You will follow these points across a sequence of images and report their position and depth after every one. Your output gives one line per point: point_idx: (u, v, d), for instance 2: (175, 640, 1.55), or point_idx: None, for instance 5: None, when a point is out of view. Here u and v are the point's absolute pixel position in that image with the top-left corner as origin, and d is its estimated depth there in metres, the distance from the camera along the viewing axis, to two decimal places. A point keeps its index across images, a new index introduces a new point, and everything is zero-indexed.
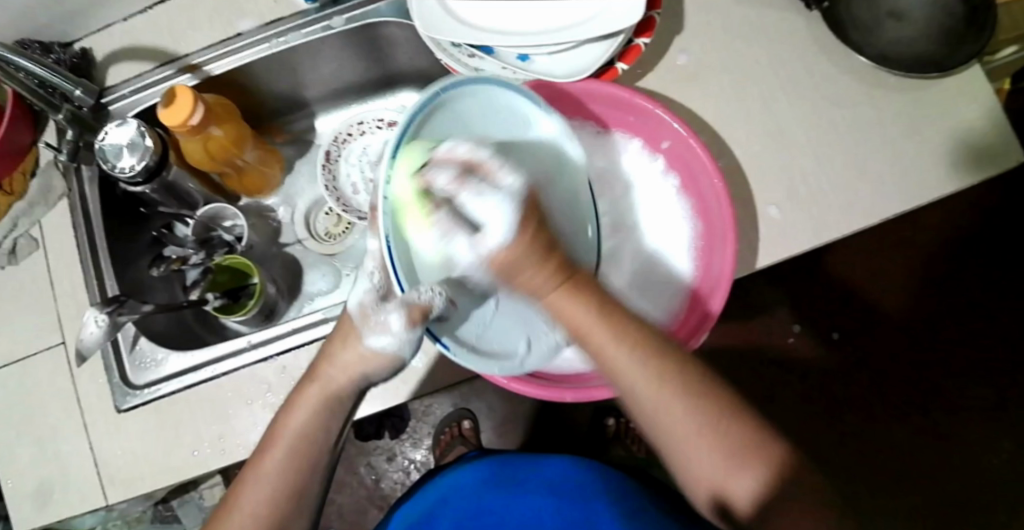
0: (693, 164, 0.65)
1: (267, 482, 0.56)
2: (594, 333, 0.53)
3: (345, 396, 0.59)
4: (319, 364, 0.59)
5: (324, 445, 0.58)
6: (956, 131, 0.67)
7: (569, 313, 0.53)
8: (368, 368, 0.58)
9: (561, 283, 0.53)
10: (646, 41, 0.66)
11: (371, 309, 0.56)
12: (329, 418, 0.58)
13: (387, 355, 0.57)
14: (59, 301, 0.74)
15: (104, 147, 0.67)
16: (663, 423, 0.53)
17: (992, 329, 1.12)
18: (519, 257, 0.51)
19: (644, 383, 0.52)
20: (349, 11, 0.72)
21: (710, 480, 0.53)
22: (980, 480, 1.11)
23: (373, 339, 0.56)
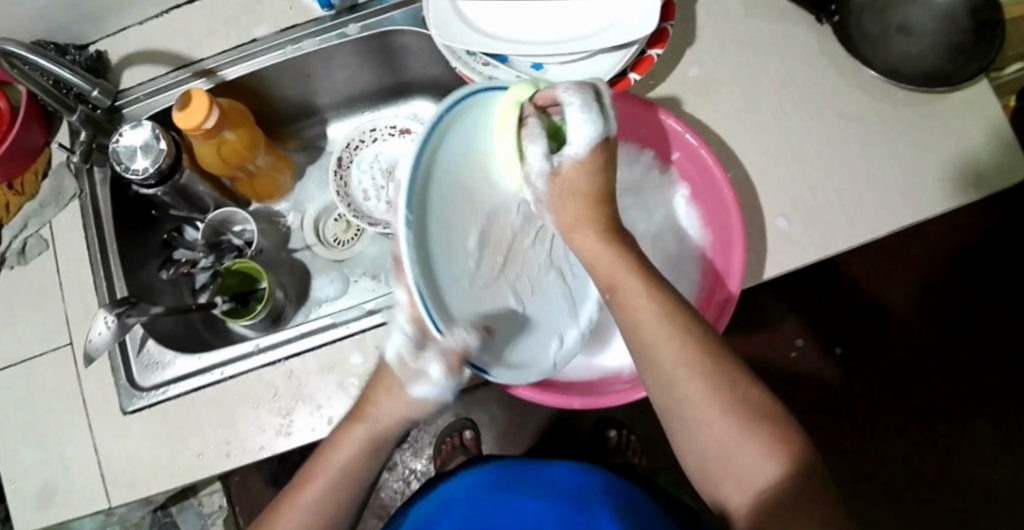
0: (704, 176, 0.65)
1: (301, 517, 0.57)
2: (625, 281, 0.55)
3: (388, 439, 0.59)
4: (366, 405, 0.59)
5: (359, 486, 0.58)
6: (965, 146, 0.67)
7: (598, 257, 0.56)
8: (408, 412, 0.58)
9: (599, 229, 0.57)
10: (658, 52, 0.66)
11: (411, 362, 0.56)
12: (368, 460, 0.58)
13: (431, 400, 0.57)
14: (68, 301, 0.74)
15: (118, 148, 0.67)
16: (688, 404, 0.52)
17: (998, 348, 1.11)
18: (578, 179, 0.56)
19: (657, 308, 0.53)
20: (364, 19, 0.72)
21: (731, 468, 0.50)
22: (983, 498, 1.09)
23: (414, 389, 0.57)
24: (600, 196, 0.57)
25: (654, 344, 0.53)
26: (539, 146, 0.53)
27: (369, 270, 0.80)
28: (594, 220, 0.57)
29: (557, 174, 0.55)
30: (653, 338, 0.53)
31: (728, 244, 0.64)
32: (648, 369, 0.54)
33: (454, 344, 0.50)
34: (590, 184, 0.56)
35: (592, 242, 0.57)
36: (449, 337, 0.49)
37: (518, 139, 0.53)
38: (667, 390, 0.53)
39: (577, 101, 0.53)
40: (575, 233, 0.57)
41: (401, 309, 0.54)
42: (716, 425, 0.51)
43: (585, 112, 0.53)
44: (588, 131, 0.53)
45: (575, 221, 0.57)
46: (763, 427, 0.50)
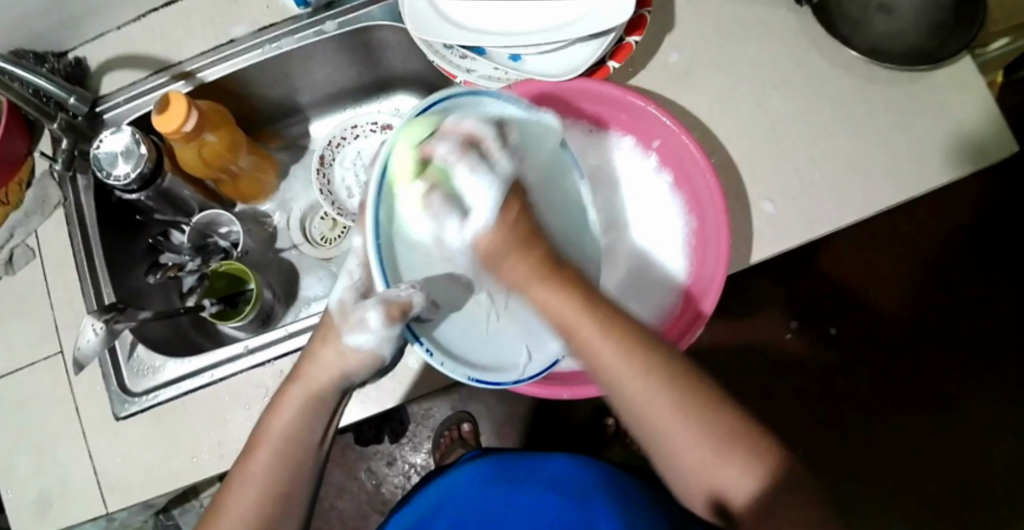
0: (686, 162, 0.64)
1: (255, 479, 0.55)
2: (581, 326, 0.53)
3: (328, 397, 0.58)
4: (301, 365, 0.59)
5: (308, 449, 0.57)
6: (947, 124, 0.67)
7: (556, 306, 0.54)
8: (347, 367, 0.58)
9: (546, 274, 0.54)
10: (637, 39, 0.66)
11: (352, 307, 0.56)
12: (312, 416, 0.57)
13: (366, 353, 0.57)
14: (57, 310, 0.74)
15: (99, 155, 0.67)
16: (663, 430, 0.53)
17: (992, 323, 1.11)
18: (503, 243, 0.54)
19: (611, 351, 0.52)
20: (341, 15, 0.72)
21: (710, 480, 0.53)
22: (981, 472, 1.10)
23: (351, 337, 0.56)
24: (535, 239, 0.55)
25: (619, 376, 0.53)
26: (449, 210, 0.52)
27: None
28: (535, 267, 0.54)
29: (475, 245, 0.54)
30: (617, 372, 0.53)
31: (711, 233, 0.63)
32: (617, 399, 0.54)
33: (397, 299, 0.51)
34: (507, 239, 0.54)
35: (547, 294, 0.54)
36: (393, 296, 0.51)
37: (424, 201, 0.52)
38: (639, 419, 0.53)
39: (463, 164, 0.51)
40: (531, 288, 0.54)
41: (354, 256, 0.57)
42: (690, 445, 0.52)
43: (483, 177, 0.52)
44: (485, 193, 0.52)
45: (521, 276, 0.54)
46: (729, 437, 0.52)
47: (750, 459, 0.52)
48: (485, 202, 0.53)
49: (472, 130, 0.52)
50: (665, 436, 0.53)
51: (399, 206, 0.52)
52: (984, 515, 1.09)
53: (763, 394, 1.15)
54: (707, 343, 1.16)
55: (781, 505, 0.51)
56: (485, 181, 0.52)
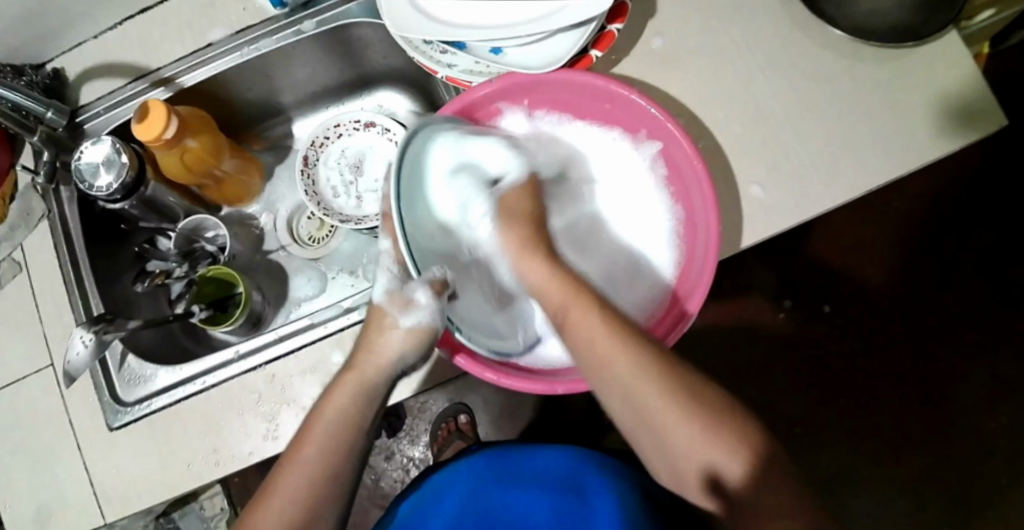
0: (674, 152, 0.63)
1: (306, 462, 0.56)
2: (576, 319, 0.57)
3: (380, 385, 0.61)
4: (357, 353, 0.61)
5: (358, 432, 0.58)
6: (932, 100, 0.66)
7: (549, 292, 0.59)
8: (405, 347, 0.61)
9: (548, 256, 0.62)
10: (618, 27, 0.65)
11: (399, 294, 0.62)
12: (363, 405, 0.59)
13: (424, 328, 0.61)
14: (46, 323, 0.74)
15: (80, 166, 0.67)
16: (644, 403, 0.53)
17: (987, 297, 1.11)
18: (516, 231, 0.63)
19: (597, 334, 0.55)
20: (319, 13, 0.71)
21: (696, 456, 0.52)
22: (981, 447, 1.10)
23: (405, 320, 0.61)
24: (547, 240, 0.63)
25: (607, 356, 0.54)
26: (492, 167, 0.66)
27: (345, 266, 0.79)
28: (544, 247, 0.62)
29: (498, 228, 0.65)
30: (602, 352, 0.55)
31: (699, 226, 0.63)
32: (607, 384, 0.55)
33: (433, 280, 0.60)
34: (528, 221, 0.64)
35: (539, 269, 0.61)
36: (427, 278, 0.59)
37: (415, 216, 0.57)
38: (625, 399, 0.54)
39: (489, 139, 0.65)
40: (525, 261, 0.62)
41: (389, 256, 0.64)
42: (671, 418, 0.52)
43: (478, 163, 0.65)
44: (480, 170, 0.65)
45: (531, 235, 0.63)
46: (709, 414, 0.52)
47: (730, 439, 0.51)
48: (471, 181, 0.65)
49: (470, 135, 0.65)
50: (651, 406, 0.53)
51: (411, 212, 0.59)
52: (985, 490, 1.09)
53: (759, 376, 1.15)
54: (702, 328, 1.16)
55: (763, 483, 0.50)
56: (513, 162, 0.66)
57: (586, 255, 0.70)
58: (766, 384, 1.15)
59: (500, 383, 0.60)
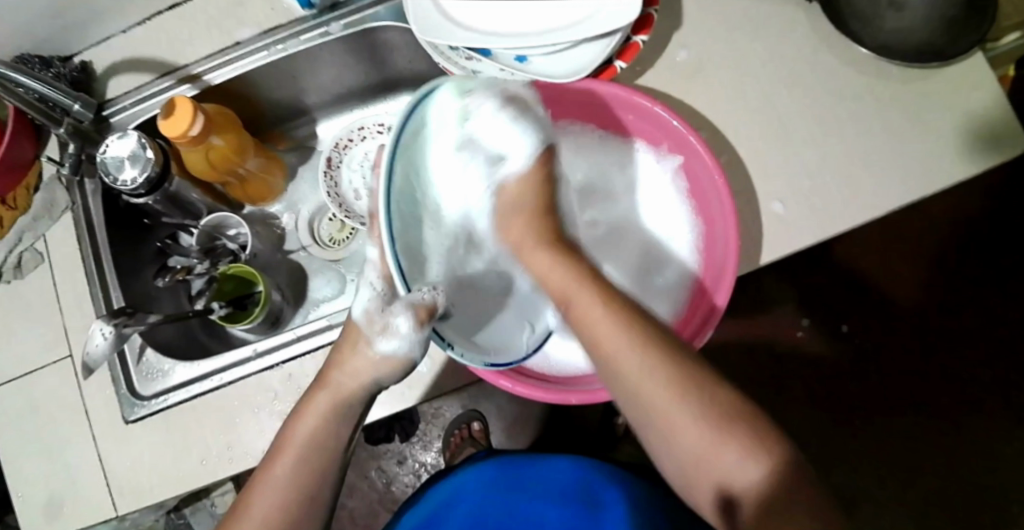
0: (696, 164, 0.64)
1: (279, 484, 0.54)
2: (588, 311, 0.55)
3: (355, 403, 0.58)
4: (328, 371, 0.58)
5: (333, 454, 0.56)
6: (959, 120, 0.66)
7: (564, 286, 0.57)
8: (379, 373, 0.58)
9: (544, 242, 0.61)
10: (644, 38, 0.66)
11: (378, 315, 0.57)
12: (338, 428, 0.56)
13: (399, 357, 0.58)
14: (66, 314, 0.75)
15: (106, 160, 0.67)
16: (654, 410, 0.52)
17: (1004, 320, 1.10)
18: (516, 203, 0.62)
19: (607, 333, 0.54)
20: (346, 16, 0.72)
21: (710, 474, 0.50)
22: (994, 471, 1.09)
23: (380, 344, 0.57)
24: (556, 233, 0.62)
25: (622, 365, 0.53)
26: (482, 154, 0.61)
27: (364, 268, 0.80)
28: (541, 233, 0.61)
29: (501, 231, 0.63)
30: (609, 343, 0.54)
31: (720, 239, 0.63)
32: (613, 379, 0.54)
33: (421, 304, 0.54)
34: (533, 199, 0.62)
35: (542, 261, 0.60)
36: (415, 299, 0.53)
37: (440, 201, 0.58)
38: (630, 398, 0.53)
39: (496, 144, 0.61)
40: (527, 252, 0.61)
41: (371, 269, 0.59)
42: (684, 430, 0.51)
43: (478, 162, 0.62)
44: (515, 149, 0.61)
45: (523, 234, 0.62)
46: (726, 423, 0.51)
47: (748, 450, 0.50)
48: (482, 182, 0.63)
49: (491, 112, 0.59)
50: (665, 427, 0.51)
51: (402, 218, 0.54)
52: (996, 514, 1.08)
53: (772, 392, 1.14)
54: (715, 340, 1.16)
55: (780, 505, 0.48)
56: (526, 134, 0.61)
57: (609, 258, 0.71)
58: (779, 400, 1.14)
59: (513, 391, 0.61)
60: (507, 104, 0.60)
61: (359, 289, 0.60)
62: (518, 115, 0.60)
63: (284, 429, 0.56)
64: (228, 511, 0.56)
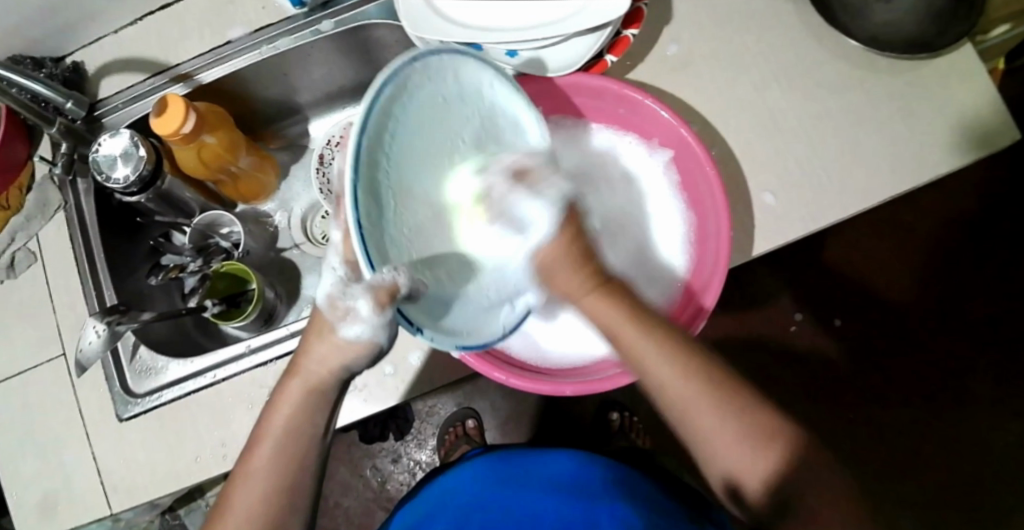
0: (687, 158, 0.64)
1: (258, 477, 0.54)
2: (623, 330, 0.55)
3: (327, 388, 0.56)
4: (297, 359, 0.57)
5: (312, 441, 0.56)
6: (947, 111, 0.67)
7: (595, 308, 0.56)
8: (345, 358, 0.55)
9: (593, 286, 0.56)
10: (634, 32, 0.66)
11: (339, 299, 0.53)
12: (313, 415, 0.56)
13: (363, 342, 0.54)
14: (59, 313, 0.75)
15: (98, 158, 0.67)
16: (692, 421, 0.54)
17: (996, 313, 1.11)
18: (557, 260, 0.55)
19: (652, 354, 0.54)
20: (338, 14, 0.72)
21: (730, 470, 0.54)
22: (987, 462, 1.10)
23: (345, 329, 0.53)
24: (585, 258, 0.56)
25: (660, 380, 0.54)
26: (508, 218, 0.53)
27: None
28: (586, 278, 0.56)
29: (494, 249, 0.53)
30: (644, 360, 0.55)
31: (710, 232, 0.63)
32: (651, 385, 0.55)
33: (384, 282, 0.44)
34: (561, 258, 0.55)
35: (593, 303, 0.56)
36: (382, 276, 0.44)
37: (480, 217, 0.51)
38: (667, 407, 0.55)
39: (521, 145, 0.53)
40: (578, 298, 0.56)
41: (336, 252, 0.53)
42: (719, 438, 0.53)
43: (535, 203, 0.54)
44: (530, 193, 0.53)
45: (570, 286, 0.56)
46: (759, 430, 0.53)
47: (773, 448, 0.53)
48: (540, 219, 0.54)
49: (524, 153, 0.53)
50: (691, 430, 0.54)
51: (373, 194, 0.44)
52: (990, 506, 1.09)
53: (768, 387, 1.14)
54: (710, 336, 1.15)
55: (805, 494, 0.52)
56: (544, 205, 0.54)
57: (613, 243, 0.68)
58: (774, 395, 1.14)
59: (507, 383, 0.61)
60: (517, 180, 0.52)
61: (324, 272, 0.53)
62: (528, 194, 0.53)
63: (260, 422, 0.56)
64: (212, 505, 0.56)
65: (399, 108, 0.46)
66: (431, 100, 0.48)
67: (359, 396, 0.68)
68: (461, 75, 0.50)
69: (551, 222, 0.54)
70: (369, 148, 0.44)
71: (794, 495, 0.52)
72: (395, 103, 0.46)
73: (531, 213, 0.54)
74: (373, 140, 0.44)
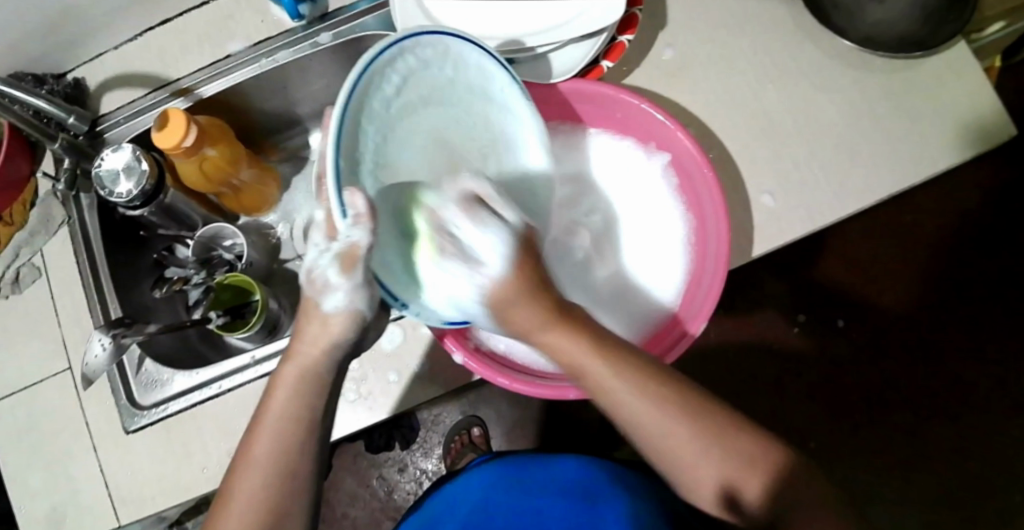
0: (684, 159, 0.64)
1: (260, 464, 0.53)
2: (587, 367, 0.52)
3: (324, 371, 0.55)
4: (292, 344, 0.56)
5: (312, 422, 0.54)
6: (943, 109, 0.67)
7: (563, 351, 0.52)
8: (333, 335, 0.54)
9: (552, 322, 0.52)
10: (629, 38, 0.67)
11: (314, 272, 0.52)
12: (309, 398, 0.54)
13: (344, 313, 0.53)
14: (64, 327, 0.75)
15: (101, 172, 0.68)
16: (671, 447, 0.53)
17: (999, 311, 1.11)
18: (510, 296, 0.50)
19: (627, 387, 0.52)
20: (336, 27, 0.73)
21: (721, 484, 0.54)
22: (995, 461, 1.09)
23: (325, 303, 0.52)
24: (544, 289, 0.52)
25: (635, 412, 0.53)
26: (459, 251, 0.50)
27: None
28: (547, 315, 0.51)
29: (486, 296, 0.51)
30: (623, 398, 0.52)
31: (709, 233, 0.63)
32: (620, 418, 0.54)
33: (359, 215, 0.44)
34: (529, 255, 0.51)
35: (553, 339, 0.52)
36: (356, 214, 0.44)
37: (436, 249, 0.50)
38: (645, 440, 0.54)
39: (464, 221, 0.49)
40: (544, 334, 0.52)
41: (320, 230, 0.51)
42: (697, 460, 0.53)
43: (490, 234, 0.50)
44: (494, 246, 0.50)
45: (529, 325, 0.51)
46: (737, 449, 0.54)
47: (753, 465, 0.54)
48: (491, 250, 0.50)
49: (472, 184, 0.51)
50: (681, 465, 0.54)
51: (353, 160, 0.47)
52: (999, 505, 1.09)
53: (773, 389, 1.14)
54: (714, 341, 1.15)
55: (790, 495, 0.54)
56: (494, 232, 0.50)
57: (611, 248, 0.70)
58: (779, 396, 1.14)
59: (511, 388, 0.61)
60: (469, 206, 0.50)
61: (308, 247, 0.52)
62: (488, 218, 0.50)
63: (258, 407, 0.55)
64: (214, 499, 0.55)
65: (386, 86, 0.50)
66: (416, 89, 0.52)
67: (363, 404, 0.68)
68: (451, 60, 0.54)
69: (512, 251, 0.50)
70: (355, 118, 0.47)
71: (782, 499, 0.54)
72: (383, 82, 0.49)
73: (496, 286, 0.50)
74: (359, 105, 0.47)
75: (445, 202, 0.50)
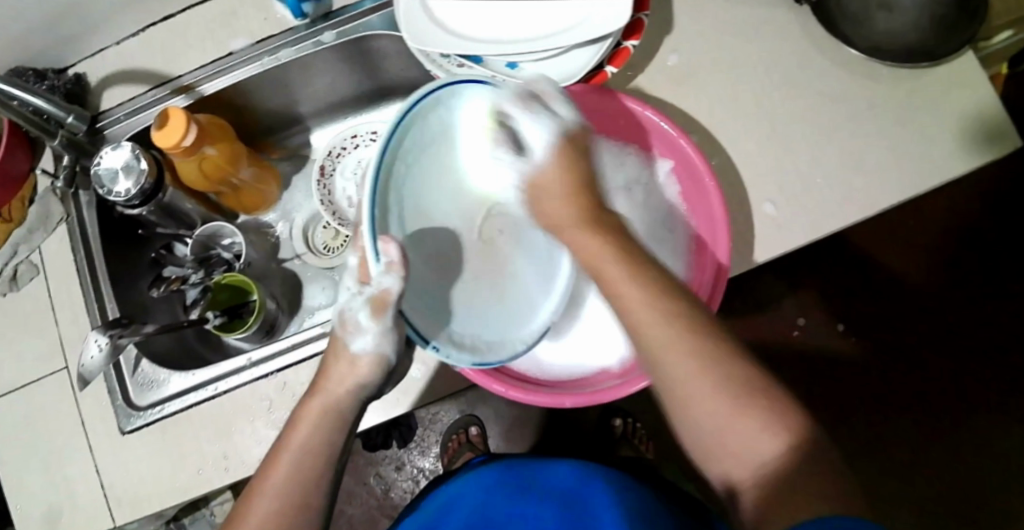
0: (688, 169, 0.64)
1: (273, 492, 0.52)
2: (606, 266, 0.52)
3: (347, 409, 0.57)
4: (318, 381, 0.58)
5: (331, 456, 0.55)
6: (949, 119, 0.66)
7: (587, 252, 0.54)
8: (359, 375, 0.57)
9: (574, 215, 0.55)
10: (635, 43, 0.66)
11: (347, 317, 0.57)
12: (331, 433, 0.55)
13: (371, 356, 0.56)
14: (61, 325, 0.75)
15: (99, 171, 0.67)
16: (677, 381, 0.50)
17: (1000, 318, 1.11)
18: (551, 184, 0.56)
19: (644, 301, 0.51)
20: (340, 25, 0.72)
21: (730, 443, 0.48)
22: (992, 469, 1.09)
23: (353, 343, 0.57)
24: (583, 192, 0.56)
25: (645, 326, 0.50)
26: (508, 141, 0.57)
27: None
28: (574, 210, 0.55)
29: (528, 182, 0.57)
30: (635, 304, 0.51)
31: (711, 242, 0.63)
32: (640, 340, 0.51)
33: (391, 263, 0.49)
34: (563, 185, 0.56)
35: (576, 235, 0.55)
36: (388, 261, 0.49)
37: (492, 135, 0.58)
38: (659, 371, 0.50)
39: (522, 112, 0.56)
40: (565, 231, 0.56)
41: (351, 275, 0.56)
42: (708, 401, 0.49)
43: (532, 117, 0.56)
44: (540, 130, 0.56)
45: (561, 215, 0.56)
46: (753, 398, 0.48)
47: (774, 424, 0.48)
48: (539, 138, 0.56)
49: (528, 88, 0.57)
50: (690, 409, 0.49)
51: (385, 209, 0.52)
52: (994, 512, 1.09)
53: None
54: None
55: (812, 474, 0.46)
56: (544, 123, 0.56)
57: None
58: None
59: (507, 395, 0.61)
60: (526, 102, 0.56)
61: (342, 291, 0.57)
62: (540, 109, 0.56)
63: (279, 438, 0.55)
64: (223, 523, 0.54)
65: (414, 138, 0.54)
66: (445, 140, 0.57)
67: None
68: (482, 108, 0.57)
69: (555, 144, 0.56)
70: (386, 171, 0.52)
71: (798, 480, 0.46)
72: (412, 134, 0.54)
73: (541, 175, 0.56)
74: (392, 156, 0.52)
75: (508, 100, 0.56)
